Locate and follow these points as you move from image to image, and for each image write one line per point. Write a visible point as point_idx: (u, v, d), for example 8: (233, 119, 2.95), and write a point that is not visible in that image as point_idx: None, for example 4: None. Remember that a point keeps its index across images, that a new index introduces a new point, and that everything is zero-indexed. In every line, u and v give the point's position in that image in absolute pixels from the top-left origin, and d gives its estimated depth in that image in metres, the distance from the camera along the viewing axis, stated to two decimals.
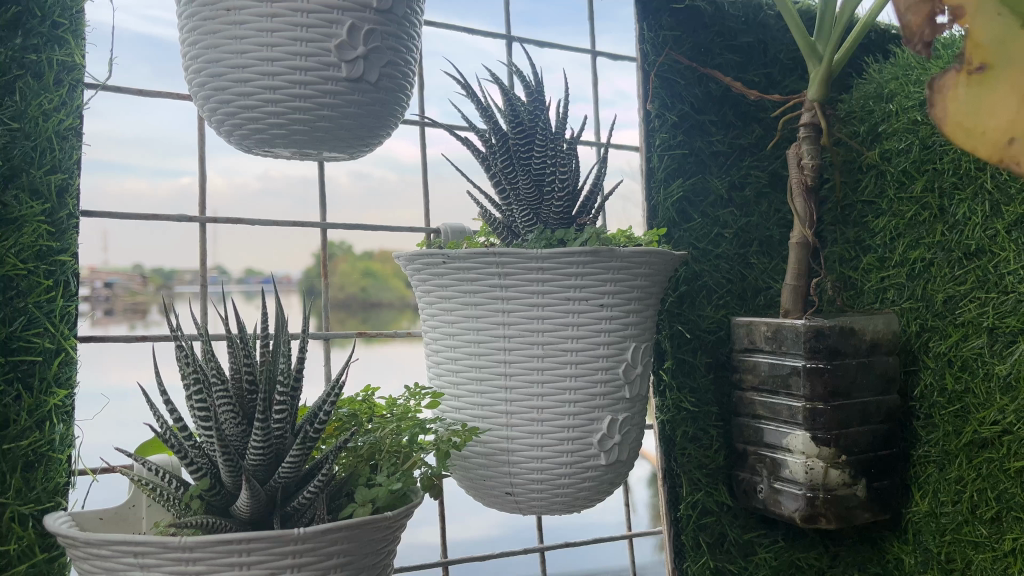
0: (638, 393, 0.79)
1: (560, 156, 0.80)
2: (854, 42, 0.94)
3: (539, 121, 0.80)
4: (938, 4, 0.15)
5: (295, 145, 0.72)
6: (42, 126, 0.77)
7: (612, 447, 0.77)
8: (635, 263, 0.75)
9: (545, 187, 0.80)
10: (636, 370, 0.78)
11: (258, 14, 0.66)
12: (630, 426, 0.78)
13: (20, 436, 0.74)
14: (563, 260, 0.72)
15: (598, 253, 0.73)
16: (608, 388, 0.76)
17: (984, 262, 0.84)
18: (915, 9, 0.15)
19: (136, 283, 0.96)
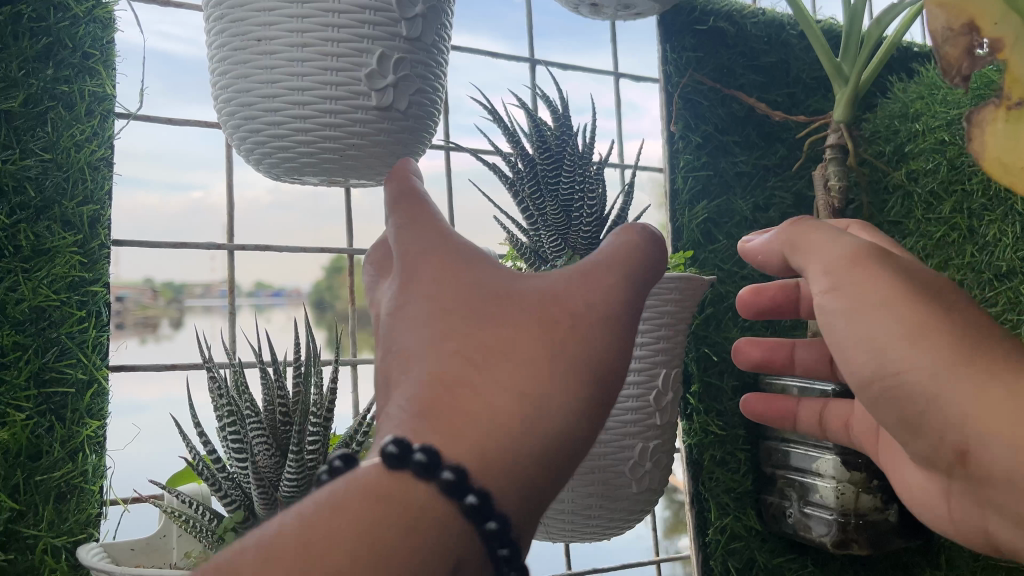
0: (668, 422, 0.78)
1: (590, 182, 0.79)
2: (880, 63, 0.93)
3: (568, 146, 0.79)
4: (968, 43, 0.35)
5: (325, 173, 0.72)
6: (74, 157, 0.78)
7: (643, 475, 0.75)
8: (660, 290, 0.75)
9: (574, 214, 0.78)
10: (667, 398, 0.77)
11: (289, 44, 0.65)
12: (661, 454, 0.76)
13: (53, 467, 0.75)
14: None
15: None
16: (638, 417, 0.75)
17: (1015, 284, 0.84)
18: (953, 46, 0.35)
19: (148, 297, 0.99)
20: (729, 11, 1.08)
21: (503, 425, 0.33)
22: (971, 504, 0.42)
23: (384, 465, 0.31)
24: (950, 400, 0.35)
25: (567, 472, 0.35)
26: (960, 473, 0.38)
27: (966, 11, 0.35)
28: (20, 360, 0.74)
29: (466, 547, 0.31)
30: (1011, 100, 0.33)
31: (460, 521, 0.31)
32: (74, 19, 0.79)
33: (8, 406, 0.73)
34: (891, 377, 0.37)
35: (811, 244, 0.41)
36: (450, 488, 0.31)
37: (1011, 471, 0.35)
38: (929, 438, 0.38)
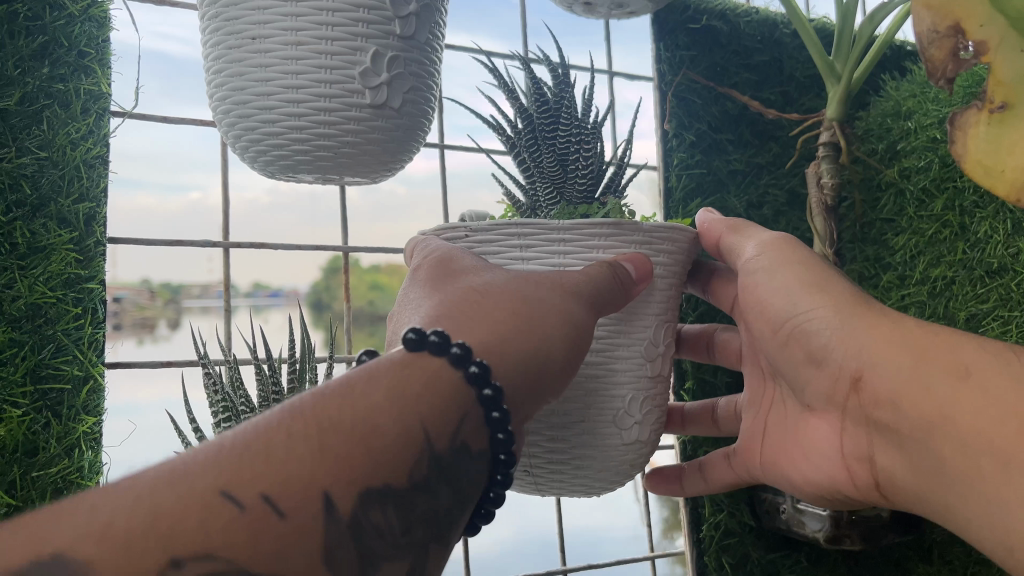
0: (660, 373, 0.61)
1: (591, 137, 0.67)
2: (873, 60, 0.92)
3: (567, 97, 0.68)
4: (953, 46, 0.47)
5: (319, 170, 0.72)
6: (69, 155, 0.79)
7: (631, 428, 0.59)
8: (663, 234, 0.58)
9: (569, 165, 0.66)
10: (659, 349, 0.60)
11: (283, 42, 0.65)
12: (653, 405, 0.60)
13: (49, 463, 0.75)
14: (584, 231, 0.55)
15: (622, 224, 0.55)
16: (632, 367, 0.58)
17: (1006, 280, 0.85)
18: (939, 50, 0.48)
19: (145, 298, 1.02)
20: (722, 10, 1.09)
21: (493, 337, 0.47)
22: (862, 440, 0.56)
23: (407, 350, 0.43)
24: (847, 336, 0.52)
25: (549, 373, 0.49)
26: (852, 400, 0.54)
27: (954, 20, 0.47)
28: (17, 357, 0.74)
29: (467, 406, 0.42)
30: (995, 105, 0.46)
31: (464, 389, 0.42)
32: (70, 19, 0.79)
33: (5, 403, 0.73)
34: (801, 317, 0.55)
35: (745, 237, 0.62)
36: (474, 379, 0.43)
37: (893, 393, 0.50)
38: (832, 367, 0.54)
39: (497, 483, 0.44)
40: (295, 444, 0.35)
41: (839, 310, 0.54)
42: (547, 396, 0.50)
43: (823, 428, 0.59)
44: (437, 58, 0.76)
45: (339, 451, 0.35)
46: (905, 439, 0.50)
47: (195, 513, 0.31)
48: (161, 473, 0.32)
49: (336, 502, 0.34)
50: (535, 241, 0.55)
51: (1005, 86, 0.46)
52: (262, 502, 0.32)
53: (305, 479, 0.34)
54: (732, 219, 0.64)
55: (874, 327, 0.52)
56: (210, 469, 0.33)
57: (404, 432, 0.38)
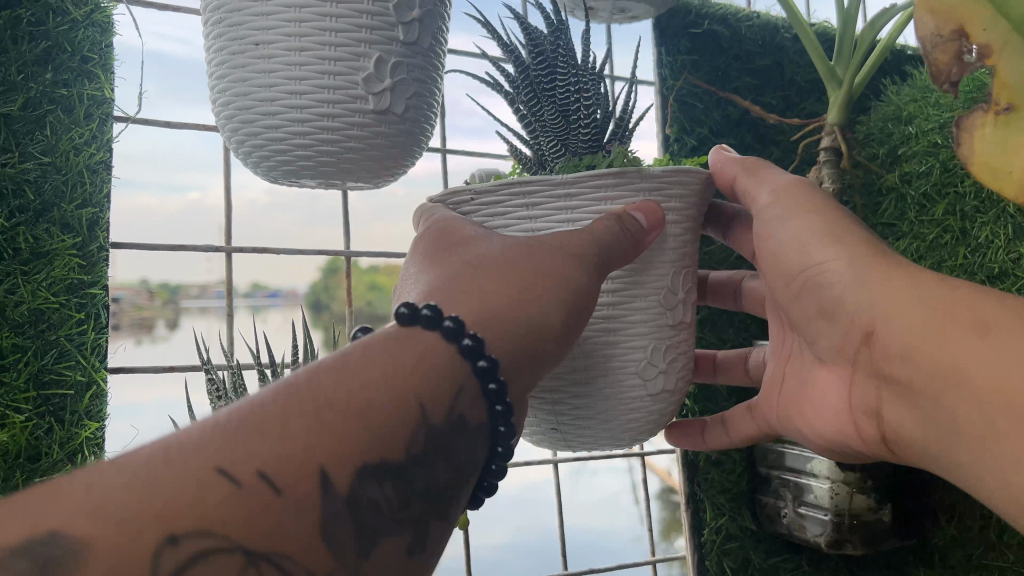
0: (681, 319, 0.58)
1: (593, 85, 0.61)
2: (874, 66, 0.92)
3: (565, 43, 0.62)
4: (957, 48, 0.41)
5: (322, 176, 0.72)
6: (73, 160, 0.79)
7: (655, 377, 0.57)
8: (670, 177, 0.55)
9: (572, 117, 0.61)
10: (676, 296, 0.57)
11: (286, 48, 0.65)
12: (676, 353, 0.58)
13: (52, 469, 0.75)
14: (587, 183, 0.53)
15: (626, 172, 0.53)
16: (651, 316, 0.56)
17: (1008, 285, 0.85)
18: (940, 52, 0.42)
19: (144, 298, 0.97)
20: (723, 14, 1.09)
21: (488, 311, 0.47)
22: (870, 393, 0.52)
23: (401, 325, 0.43)
24: (857, 289, 0.49)
25: (553, 346, 0.49)
26: (863, 354, 0.51)
27: (958, 20, 0.41)
28: (21, 363, 0.74)
29: (464, 379, 0.43)
30: (1000, 106, 0.40)
31: (459, 362, 0.43)
32: (73, 23, 0.79)
33: (8, 409, 0.73)
34: (816, 269, 0.52)
35: (761, 178, 0.59)
36: (468, 352, 0.43)
37: (904, 348, 0.46)
38: (843, 320, 0.51)
39: (497, 455, 0.45)
40: (291, 420, 0.35)
41: (853, 262, 0.50)
42: (555, 359, 0.50)
43: (833, 380, 0.57)
44: (441, 64, 0.76)
45: (335, 426, 0.36)
46: (917, 396, 0.47)
47: (192, 486, 0.31)
48: (160, 450, 0.33)
49: (333, 477, 0.35)
50: (536, 199, 0.53)
51: (1013, 86, 0.40)
52: (260, 479, 0.33)
53: (300, 456, 0.34)
54: (747, 159, 0.60)
55: (888, 277, 0.48)
56: (207, 445, 0.33)
57: (399, 406, 0.38)
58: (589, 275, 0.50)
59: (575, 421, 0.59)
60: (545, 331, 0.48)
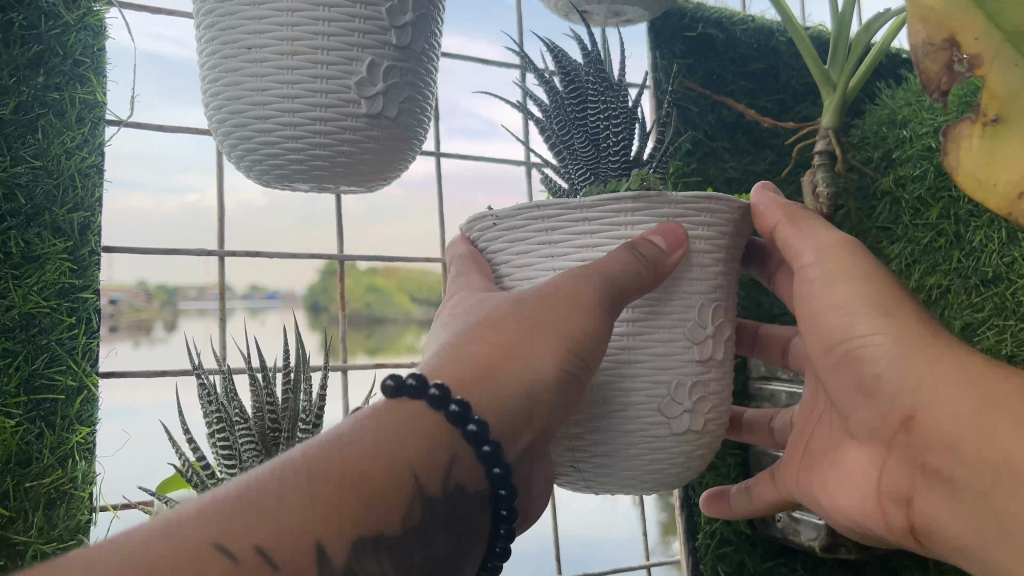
0: (711, 355, 0.51)
1: (627, 112, 0.57)
2: (868, 70, 0.92)
3: (600, 69, 0.58)
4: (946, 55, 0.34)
5: (314, 179, 0.72)
6: (64, 164, 0.79)
7: (680, 416, 0.50)
8: (694, 204, 0.50)
9: (601, 143, 0.57)
10: (704, 329, 0.51)
11: (278, 52, 0.65)
12: (705, 390, 0.51)
13: (42, 473, 0.75)
14: (605, 206, 0.49)
15: (645, 193, 0.48)
16: (675, 351, 0.50)
17: (1002, 289, 0.85)
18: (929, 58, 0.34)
19: (141, 301, 0.99)
20: (718, 18, 1.09)
21: (492, 368, 0.44)
22: (903, 475, 0.51)
23: (388, 398, 0.41)
24: (901, 365, 0.47)
25: (562, 403, 0.46)
26: (901, 437, 0.49)
27: (948, 27, 0.34)
28: (11, 367, 0.74)
29: (456, 445, 0.41)
30: (987, 117, 0.33)
31: (448, 428, 0.41)
32: (65, 27, 0.79)
33: None
34: (857, 341, 0.49)
35: (800, 231, 0.54)
36: (456, 418, 0.41)
37: (955, 433, 0.45)
38: (882, 400, 0.49)
39: (500, 535, 0.43)
40: (288, 495, 0.34)
41: (899, 334, 0.47)
42: (565, 413, 0.47)
43: (863, 457, 0.55)
44: (434, 68, 0.76)
45: (332, 502, 0.35)
46: (962, 487, 0.45)
47: (192, 558, 0.30)
48: (157, 524, 0.32)
49: (331, 550, 0.34)
50: (552, 223, 0.49)
51: (1004, 98, 0.32)
52: (257, 553, 0.32)
53: (297, 530, 0.33)
54: (785, 206, 0.55)
55: (933, 364, 0.46)
56: (205, 521, 0.32)
57: (395, 481, 0.37)
58: (599, 320, 0.46)
59: (595, 458, 0.52)
60: (548, 393, 0.45)
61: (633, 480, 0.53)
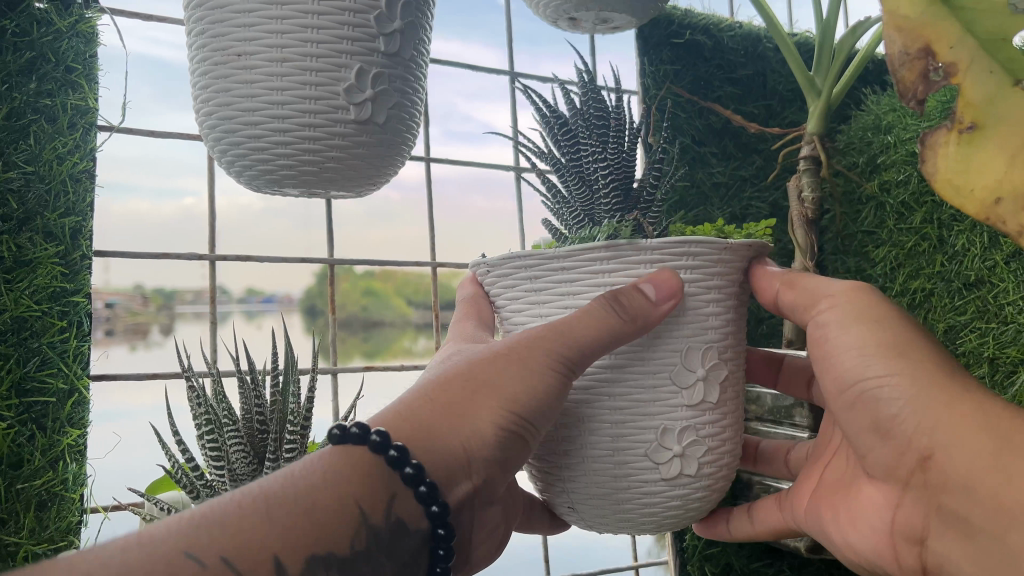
0: (706, 400, 0.47)
1: (621, 152, 0.55)
2: (852, 76, 0.93)
3: (599, 107, 0.56)
4: (923, 64, 0.31)
5: (303, 184, 0.73)
6: (56, 169, 0.79)
7: (669, 462, 0.47)
8: (673, 248, 0.46)
9: (593, 184, 0.55)
10: (696, 373, 0.47)
11: (268, 59, 0.66)
12: (700, 435, 0.47)
13: (34, 475, 0.76)
14: (578, 257, 0.46)
15: (617, 245, 0.46)
16: (663, 396, 0.47)
17: (984, 292, 0.86)
18: (906, 67, 0.31)
19: (138, 304, 1.01)
20: (706, 25, 1.10)
21: (423, 422, 0.42)
22: (915, 518, 0.46)
23: (333, 445, 0.41)
24: (910, 408, 0.43)
25: (502, 455, 0.44)
26: (919, 477, 0.44)
27: (923, 33, 0.31)
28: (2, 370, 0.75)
29: (395, 486, 0.40)
30: (963, 124, 0.31)
31: (386, 472, 0.40)
32: (57, 34, 0.80)
33: None
34: (868, 383, 0.45)
35: (801, 292, 0.50)
36: (394, 464, 0.40)
37: (970, 474, 0.40)
38: (899, 440, 0.44)
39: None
40: (249, 513, 0.36)
41: (911, 372, 0.43)
42: (509, 470, 0.45)
43: (877, 496, 0.50)
44: (423, 76, 0.77)
45: (286, 522, 0.36)
46: (978, 530, 0.40)
47: (161, 563, 0.32)
48: (132, 537, 0.34)
49: (287, 566, 0.35)
50: (539, 270, 0.48)
51: (978, 107, 0.31)
52: (221, 562, 0.34)
53: (258, 543, 0.35)
54: (783, 272, 0.51)
55: (954, 403, 0.41)
56: (174, 533, 0.34)
57: (341, 511, 0.38)
58: (555, 380, 0.44)
59: (588, 499, 0.50)
60: (485, 450, 0.43)
61: (626, 523, 0.51)
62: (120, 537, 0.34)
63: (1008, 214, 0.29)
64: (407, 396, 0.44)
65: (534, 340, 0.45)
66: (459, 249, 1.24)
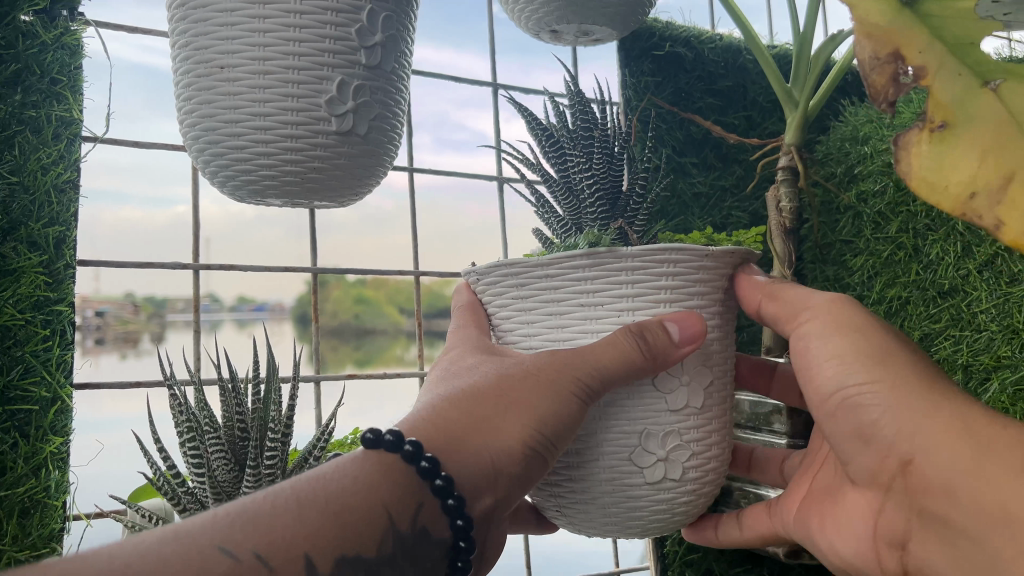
0: (694, 406, 0.48)
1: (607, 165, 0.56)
2: (829, 87, 0.94)
3: (585, 121, 0.58)
4: (893, 69, 0.30)
5: (287, 194, 0.74)
6: (40, 179, 0.80)
7: (653, 466, 0.48)
8: (651, 256, 0.46)
9: (579, 194, 0.57)
10: (678, 378, 0.48)
11: (251, 70, 0.67)
12: (687, 440, 0.48)
13: (16, 483, 0.77)
14: (563, 265, 0.47)
15: (598, 253, 0.46)
16: (650, 405, 0.48)
17: (957, 300, 0.88)
18: (878, 72, 0.30)
19: (127, 312, 1.01)
20: (687, 37, 1.12)
21: (452, 433, 0.43)
22: (897, 521, 0.47)
23: (366, 449, 0.42)
24: (898, 424, 0.43)
25: (523, 468, 0.45)
26: (900, 482, 0.45)
27: (894, 38, 0.30)
28: None
29: (422, 495, 0.41)
30: (934, 123, 0.29)
31: (416, 482, 0.41)
32: (42, 46, 0.81)
33: None
34: (851, 391, 0.45)
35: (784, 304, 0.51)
36: (425, 474, 0.41)
37: (949, 479, 0.41)
38: (881, 444, 0.45)
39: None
40: (281, 514, 0.36)
41: (897, 383, 0.43)
42: (527, 485, 0.46)
43: (858, 501, 0.51)
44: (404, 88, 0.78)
45: (320, 524, 0.37)
46: (954, 529, 0.41)
47: (197, 563, 0.33)
48: (167, 533, 0.34)
49: (318, 563, 0.36)
50: (524, 278, 0.49)
51: (949, 105, 0.30)
52: (255, 558, 0.34)
53: (289, 542, 0.36)
54: (765, 283, 0.52)
55: (934, 412, 0.42)
56: (209, 528, 0.35)
57: (371, 515, 0.39)
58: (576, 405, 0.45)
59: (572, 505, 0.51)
60: (509, 463, 0.44)
61: (615, 534, 0.52)
62: (154, 533, 0.34)
63: (984, 210, 0.28)
64: (432, 405, 0.45)
65: (557, 362, 0.45)
66: (445, 257, 1.24)
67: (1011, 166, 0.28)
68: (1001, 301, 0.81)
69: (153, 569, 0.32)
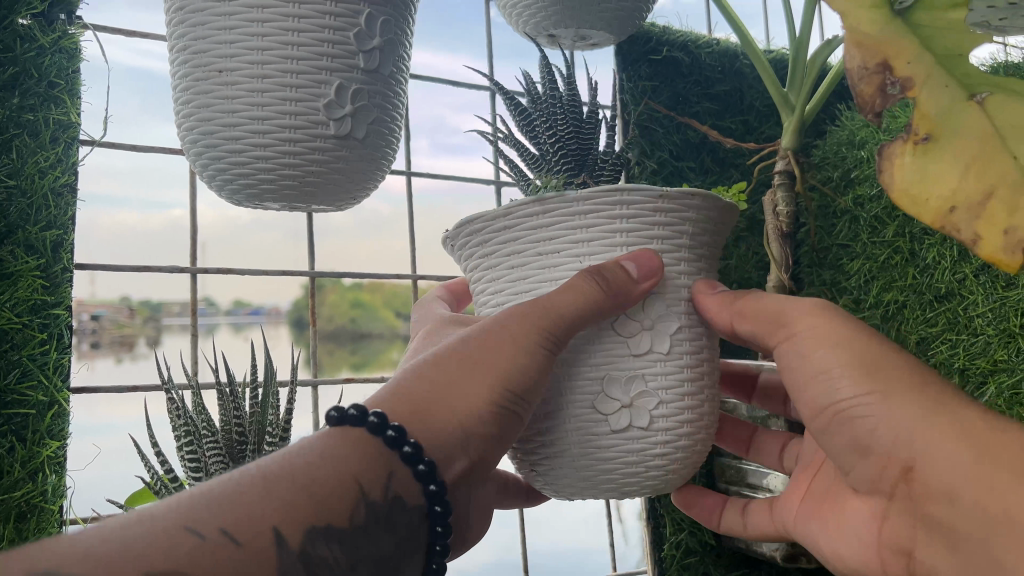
0: (658, 350, 0.48)
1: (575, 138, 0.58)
2: (825, 92, 0.95)
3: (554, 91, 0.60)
4: (879, 79, 0.30)
5: (283, 198, 0.74)
6: (38, 183, 0.80)
7: (618, 413, 0.47)
8: (602, 197, 0.47)
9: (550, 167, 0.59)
10: (639, 322, 0.48)
11: (249, 74, 0.67)
12: (653, 385, 0.47)
13: (13, 487, 0.76)
14: (517, 213, 0.48)
15: (546, 198, 0.47)
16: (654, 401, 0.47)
17: (953, 304, 0.88)
18: (865, 82, 0.30)
19: (124, 316, 1.00)
20: (684, 41, 1.12)
21: (415, 399, 0.43)
22: (902, 530, 0.47)
23: (331, 426, 0.42)
24: (897, 428, 0.43)
25: (493, 426, 0.45)
26: (902, 489, 0.45)
27: (882, 49, 0.31)
28: None
29: (392, 464, 0.41)
30: (918, 135, 0.30)
31: (384, 452, 0.41)
32: (40, 50, 0.81)
33: None
34: (843, 405, 0.46)
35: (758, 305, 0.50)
36: (391, 443, 0.41)
37: (951, 484, 0.41)
38: (880, 455, 0.45)
39: (434, 552, 0.43)
40: (247, 491, 0.36)
41: (889, 392, 0.44)
42: (503, 443, 0.46)
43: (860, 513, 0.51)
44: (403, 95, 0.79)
45: (285, 497, 0.37)
46: (959, 538, 0.41)
47: (160, 542, 0.33)
48: (132, 515, 0.34)
49: (288, 538, 0.36)
50: (487, 234, 0.50)
51: (935, 118, 0.30)
52: (220, 535, 0.34)
53: (253, 519, 0.35)
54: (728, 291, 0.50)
55: (932, 415, 0.42)
56: (176, 509, 0.35)
57: (341, 485, 0.39)
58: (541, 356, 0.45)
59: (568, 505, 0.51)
60: (478, 421, 0.44)
61: None
62: (119, 518, 0.34)
63: (963, 223, 0.28)
64: (396, 375, 0.45)
65: (518, 316, 0.45)
66: (444, 260, 1.25)
67: (991, 182, 0.29)
68: (997, 306, 0.81)
69: (117, 551, 0.32)
